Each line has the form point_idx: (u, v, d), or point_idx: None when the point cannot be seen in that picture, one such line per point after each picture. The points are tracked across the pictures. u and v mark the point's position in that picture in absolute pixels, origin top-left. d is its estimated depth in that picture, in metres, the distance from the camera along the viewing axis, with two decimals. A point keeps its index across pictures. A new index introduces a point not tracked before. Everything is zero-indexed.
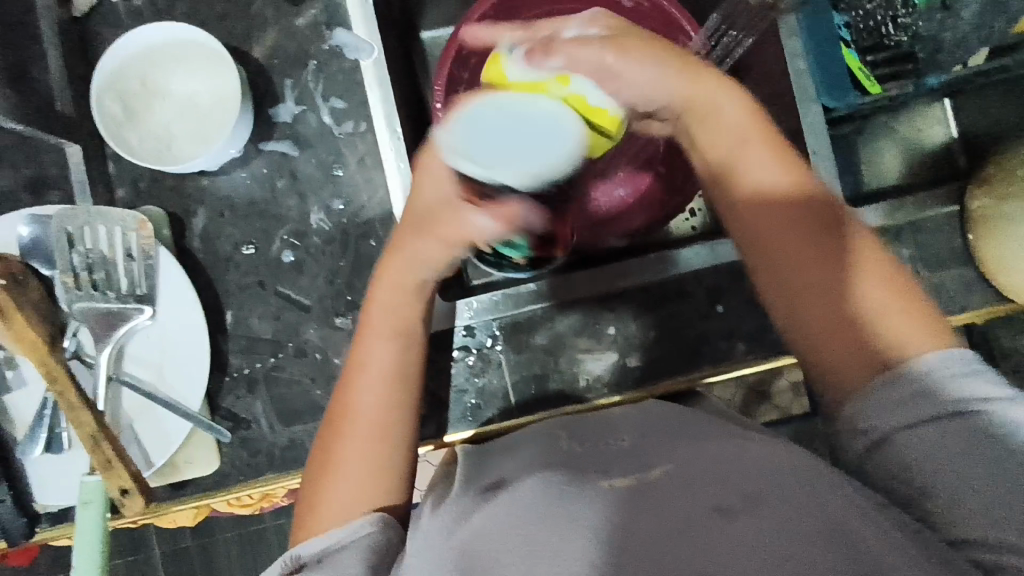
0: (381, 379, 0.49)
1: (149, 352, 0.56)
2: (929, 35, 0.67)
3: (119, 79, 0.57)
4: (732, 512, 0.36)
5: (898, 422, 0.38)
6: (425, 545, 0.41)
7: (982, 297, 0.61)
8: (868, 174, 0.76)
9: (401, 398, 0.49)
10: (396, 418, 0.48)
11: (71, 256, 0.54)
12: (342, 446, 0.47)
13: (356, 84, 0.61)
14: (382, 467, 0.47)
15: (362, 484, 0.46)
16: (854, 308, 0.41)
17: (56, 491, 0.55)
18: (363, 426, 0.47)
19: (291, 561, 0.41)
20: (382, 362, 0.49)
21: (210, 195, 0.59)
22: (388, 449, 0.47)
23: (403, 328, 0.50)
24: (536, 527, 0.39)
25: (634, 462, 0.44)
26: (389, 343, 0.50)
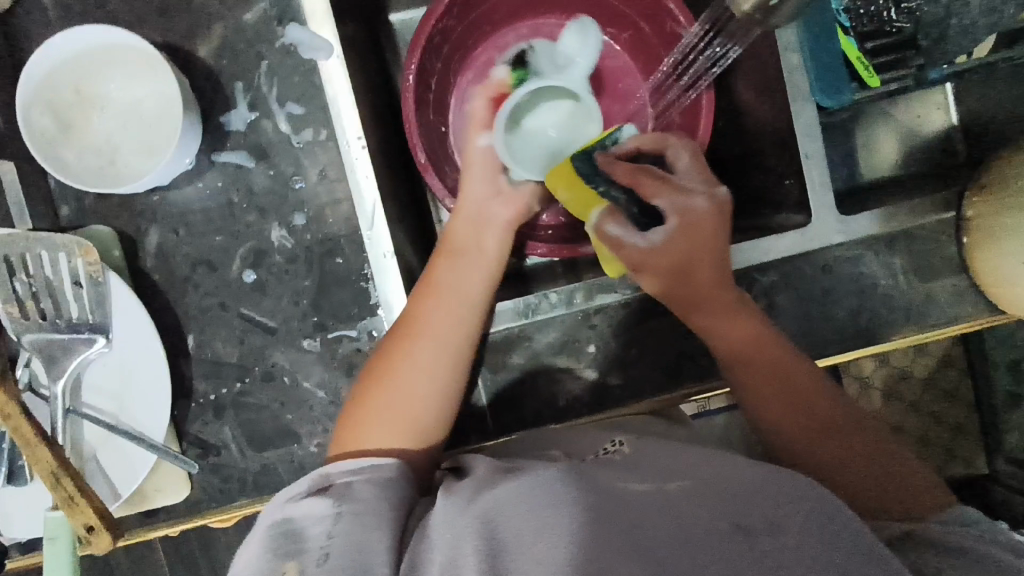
0: (451, 298, 0.51)
1: (108, 381, 0.54)
2: (933, 22, 0.61)
3: (49, 89, 0.52)
4: (750, 531, 0.36)
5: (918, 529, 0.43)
6: (445, 519, 0.40)
7: (972, 307, 0.60)
8: (865, 162, 0.71)
9: (459, 329, 0.51)
10: (457, 343, 0.51)
11: (14, 285, 0.51)
12: (393, 369, 0.50)
13: (314, 88, 0.56)
14: (414, 397, 0.50)
15: (406, 408, 0.49)
16: (874, 467, 0.48)
17: (20, 524, 0.54)
18: (422, 344, 0.50)
19: (319, 479, 0.44)
20: (451, 282, 0.52)
21: (162, 212, 0.56)
22: (427, 375, 0.50)
23: (471, 259, 0.54)
24: (544, 512, 0.37)
25: (638, 471, 0.43)
26: (459, 266, 0.53)
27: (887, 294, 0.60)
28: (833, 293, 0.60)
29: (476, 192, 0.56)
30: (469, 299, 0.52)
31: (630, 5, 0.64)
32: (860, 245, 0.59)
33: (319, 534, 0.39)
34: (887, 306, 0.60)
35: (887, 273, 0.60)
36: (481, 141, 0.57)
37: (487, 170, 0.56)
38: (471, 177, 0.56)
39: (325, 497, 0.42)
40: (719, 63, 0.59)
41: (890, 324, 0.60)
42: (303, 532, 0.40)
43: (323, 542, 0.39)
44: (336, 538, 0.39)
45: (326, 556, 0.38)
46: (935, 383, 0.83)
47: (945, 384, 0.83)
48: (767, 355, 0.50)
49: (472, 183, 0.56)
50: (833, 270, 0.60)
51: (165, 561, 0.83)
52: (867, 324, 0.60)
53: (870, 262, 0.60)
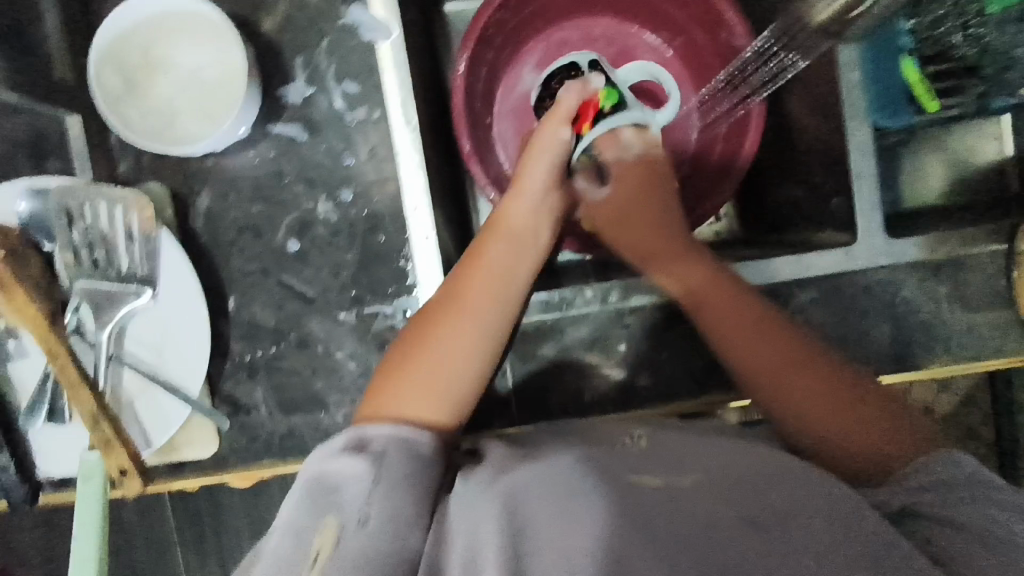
0: (499, 279, 0.50)
1: (150, 334, 0.56)
2: (1000, 51, 0.59)
3: (121, 49, 0.54)
4: (760, 524, 0.37)
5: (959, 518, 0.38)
6: (461, 500, 0.41)
7: (1013, 343, 0.59)
8: (909, 190, 0.70)
9: (503, 316, 0.49)
10: (495, 325, 0.48)
11: (72, 233, 0.53)
12: (429, 345, 0.47)
13: (372, 67, 0.57)
14: (450, 376, 0.46)
15: (435, 385, 0.46)
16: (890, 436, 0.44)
17: (57, 461, 0.56)
18: (462, 321, 0.48)
19: (356, 437, 0.41)
20: (502, 264, 0.50)
21: (214, 175, 0.57)
22: (466, 355, 0.47)
23: (525, 243, 0.52)
24: (563, 503, 0.39)
25: (654, 459, 0.42)
26: (511, 249, 0.51)
27: (925, 321, 0.59)
28: (870, 315, 0.59)
29: (540, 175, 0.54)
30: (517, 281, 0.50)
31: (683, 11, 0.64)
32: (903, 269, 0.59)
33: (358, 494, 0.38)
34: (924, 334, 0.59)
35: (928, 301, 0.59)
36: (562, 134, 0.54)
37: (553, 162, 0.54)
38: (536, 155, 0.54)
39: (359, 457, 0.40)
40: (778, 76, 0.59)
41: (926, 352, 0.59)
42: (339, 491, 0.39)
43: (360, 508, 0.38)
44: (374, 504, 0.38)
45: (366, 519, 0.38)
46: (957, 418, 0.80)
47: (966, 419, 0.80)
48: (770, 332, 0.48)
49: (537, 166, 0.54)
50: (873, 293, 0.59)
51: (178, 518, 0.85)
52: (902, 350, 0.59)
53: (912, 288, 0.59)
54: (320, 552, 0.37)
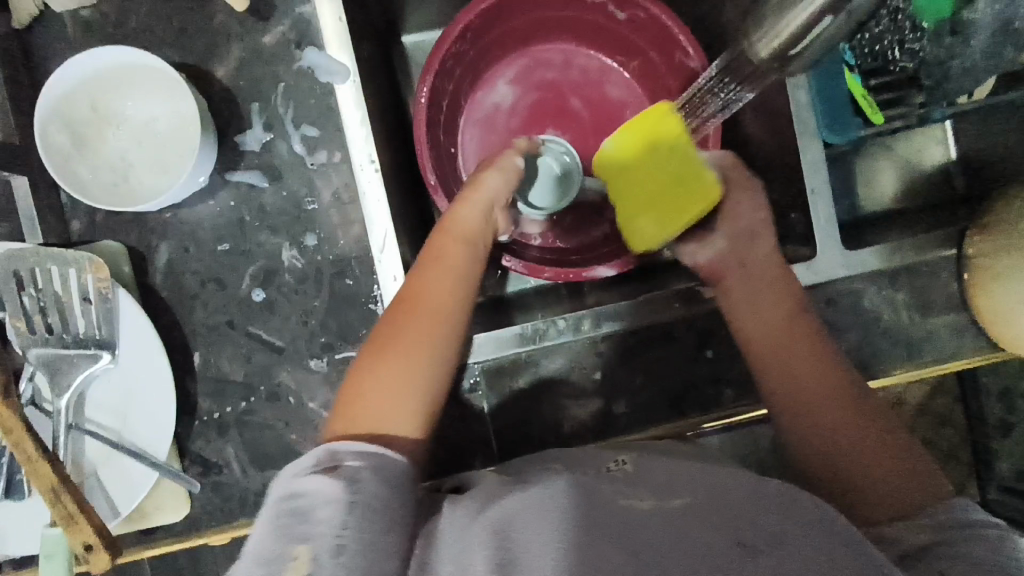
0: (455, 281, 0.49)
1: (112, 398, 0.53)
2: (936, 63, 0.62)
3: (69, 106, 0.52)
4: (758, 550, 0.36)
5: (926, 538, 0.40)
6: (452, 526, 0.40)
7: (972, 343, 0.61)
8: (864, 197, 0.72)
9: (454, 330, 0.48)
10: (457, 324, 0.48)
11: (22, 299, 0.51)
12: (391, 362, 0.45)
13: (330, 111, 0.56)
14: (424, 375, 0.46)
15: (396, 398, 0.44)
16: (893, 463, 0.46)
17: (17, 540, 0.53)
18: (417, 343, 0.46)
19: (327, 458, 0.39)
20: (456, 265, 0.49)
21: (173, 228, 0.56)
22: (438, 356, 0.46)
23: (476, 244, 0.51)
24: (552, 529, 0.37)
25: (637, 484, 0.42)
26: (464, 250, 0.50)
27: (888, 328, 0.61)
28: (836, 326, 0.61)
29: (493, 191, 0.53)
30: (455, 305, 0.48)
31: (639, 36, 0.64)
32: (863, 278, 0.60)
33: (330, 520, 0.36)
34: (888, 341, 0.61)
35: (889, 308, 0.61)
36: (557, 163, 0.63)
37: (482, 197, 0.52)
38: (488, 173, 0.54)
39: (332, 478, 0.38)
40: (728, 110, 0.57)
41: (892, 357, 0.61)
42: (310, 514, 0.36)
43: (334, 534, 0.36)
44: (349, 530, 0.36)
45: (341, 549, 0.35)
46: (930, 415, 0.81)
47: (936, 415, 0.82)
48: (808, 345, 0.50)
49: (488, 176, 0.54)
50: (836, 303, 0.61)
51: None
52: (869, 358, 0.61)
53: (873, 296, 0.61)
54: None
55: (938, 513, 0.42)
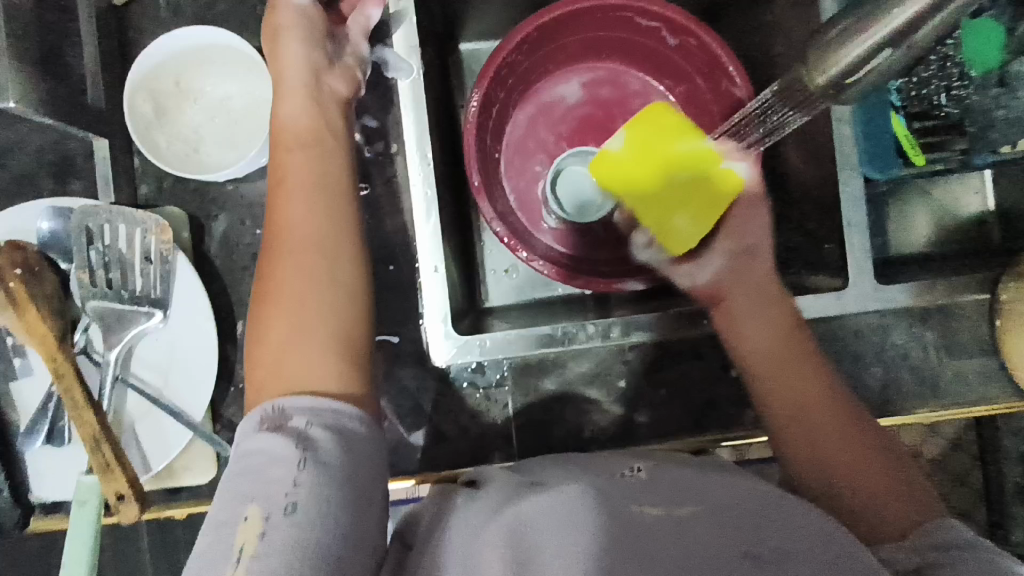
0: (299, 243, 0.41)
1: (158, 356, 0.56)
2: (981, 111, 0.64)
3: (151, 79, 0.55)
4: (761, 560, 0.34)
5: (925, 555, 0.37)
6: (464, 520, 0.41)
7: (1000, 390, 0.61)
8: (898, 240, 0.73)
9: (340, 245, 0.42)
10: (328, 241, 0.42)
11: (89, 253, 0.53)
12: (274, 313, 0.39)
13: (391, 105, 0.59)
14: (323, 315, 0.39)
15: (302, 357, 0.38)
16: (887, 476, 0.43)
17: (53, 483, 0.55)
18: (301, 275, 0.40)
19: (275, 414, 0.36)
20: (301, 219, 0.42)
21: (232, 201, 0.59)
22: (325, 289, 0.40)
23: (329, 185, 0.44)
24: (556, 537, 0.36)
25: (654, 492, 0.40)
26: (311, 197, 0.43)
27: (917, 366, 0.61)
28: (863, 359, 0.61)
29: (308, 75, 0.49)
30: (332, 226, 0.42)
31: (688, 61, 0.66)
32: (894, 315, 0.61)
33: (285, 477, 0.33)
34: (914, 379, 0.61)
35: (919, 347, 0.61)
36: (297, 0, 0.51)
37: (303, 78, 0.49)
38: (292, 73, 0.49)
39: (284, 435, 0.34)
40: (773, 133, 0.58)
41: (918, 397, 0.61)
42: (263, 473, 0.34)
43: (288, 492, 0.33)
44: (302, 488, 0.33)
45: (293, 507, 0.32)
46: (950, 470, 0.78)
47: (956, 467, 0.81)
48: (801, 356, 0.49)
49: (293, 85, 0.49)
50: (866, 337, 0.61)
51: None
52: (893, 395, 0.61)
53: (902, 333, 0.61)
54: (244, 542, 0.32)
55: (938, 529, 0.39)
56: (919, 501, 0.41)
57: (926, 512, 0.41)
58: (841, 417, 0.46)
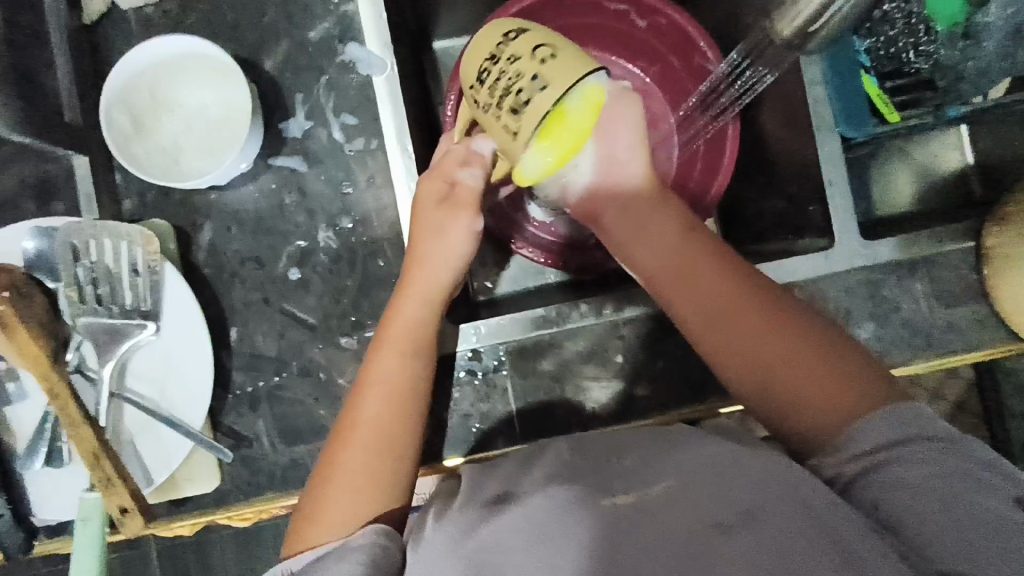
0: (384, 392, 0.47)
1: (152, 367, 0.56)
2: (950, 65, 0.64)
3: (129, 92, 0.57)
4: (731, 530, 0.37)
5: (867, 463, 0.39)
6: (439, 530, 0.41)
7: (995, 335, 0.61)
8: (881, 201, 0.73)
9: (401, 442, 0.46)
10: (393, 444, 0.46)
11: (76, 270, 0.54)
12: (347, 446, 0.45)
13: (368, 101, 0.60)
14: (381, 476, 0.45)
15: (348, 508, 0.44)
16: (843, 375, 0.42)
17: (54, 504, 0.55)
18: (378, 421, 0.46)
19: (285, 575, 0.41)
20: (383, 373, 0.47)
21: (217, 208, 0.59)
22: (389, 468, 0.45)
23: (413, 345, 0.48)
24: (540, 550, 0.38)
25: (632, 474, 0.42)
26: (394, 357, 0.48)
27: (909, 318, 0.61)
28: (856, 316, 0.61)
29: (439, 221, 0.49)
30: (410, 384, 0.48)
31: (659, 41, 0.67)
32: (882, 269, 0.61)
33: None
34: (909, 332, 0.61)
35: (910, 299, 0.61)
36: (466, 177, 0.49)
37: (444, 220, 0.49)
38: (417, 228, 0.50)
39: None
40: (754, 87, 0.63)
41: (913, 348, 0.61)
42: None
43: None
44: None
45: None
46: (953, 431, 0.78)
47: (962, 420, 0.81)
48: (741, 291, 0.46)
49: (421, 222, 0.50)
50: (857, 294, 0.61)
51: None
52: (889, 350, 0.61)
53: (893, 287, 0.61)
54: None
55: (896, 416, 0.39)
56: (861, 387, 0.41)
57: (880, 398, 0.41)
58: (788, 330, 0.44)
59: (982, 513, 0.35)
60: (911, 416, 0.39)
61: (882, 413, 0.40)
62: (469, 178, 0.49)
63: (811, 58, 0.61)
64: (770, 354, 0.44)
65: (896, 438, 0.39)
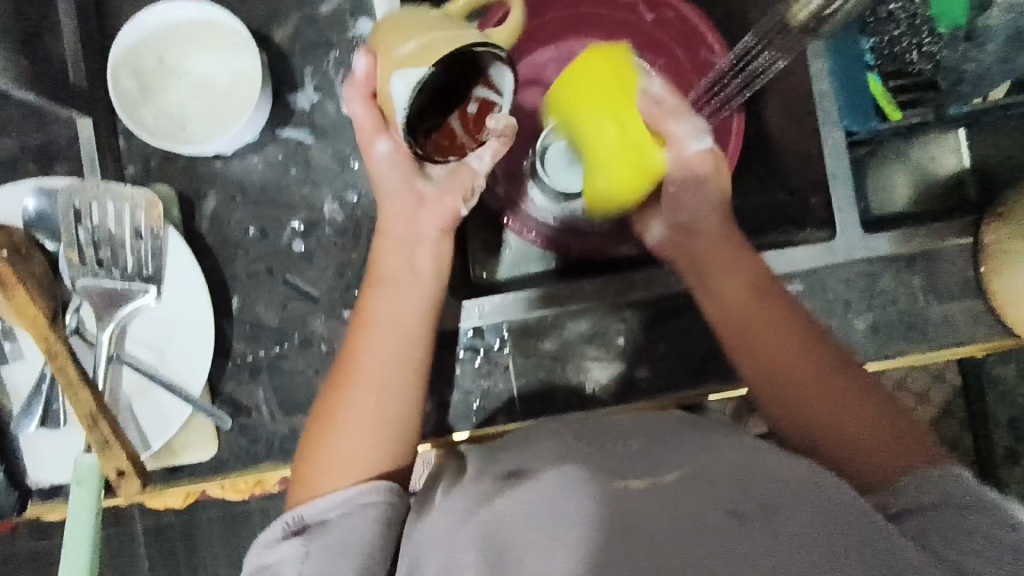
0: (390, 334, 0.49)
1: (152, 333, 0.56)
2: (952, 66, 0.65)
3: (135, 56, 0.56)
4: (748, 519, 0.36)
5: (916, 500, 0.39)
6: (449, 510, 0.42)
7: (987, 331, 0.62)
8: (879, 199, 0.74)
9: (402, 390, 0.48)
10: (398, 378, 0.48)
11: (78, 232, 0.53)
12: (351, 392, 0.48)
13: None
14: (383, 420, 0.47)
15: (368, 446, 0.47)
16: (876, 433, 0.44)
17: (48, 467, 0.55)
18: (380, 368, 0.48)
19: (294, 522, 0.42)
20: (386, 317, 0.49)
21: (222, 177, 0.59)
22: (391, 408, 0.48)
23: (403, 287, 0.50)
24: (545, 528, 0.38)
25: (634, 458, 0.43)
26: (394, 298, 0.50)
27: (905, 312, 0.62)
28: (853, 307, 0.62)
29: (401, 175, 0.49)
30: (409, 331, 0.49)
31: (665, 31, 0.67)
32: (880, 263, 0.62)
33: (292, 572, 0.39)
34: (903, 326, 0.62)
35: (906, 293, 0.62)
36: (377, 150, 0.48)
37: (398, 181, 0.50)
38: (388, 191, 0.50)
39: (298, 539, 0.41)
40: (764, 73, 0.63)
41: (907, 342, 0.62)
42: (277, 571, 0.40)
43: None
44: None
45: None
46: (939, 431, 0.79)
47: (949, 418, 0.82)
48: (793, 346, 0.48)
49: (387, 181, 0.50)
50: (855, 286, 0.62)
51: (150, 558, 0.78)
52: (883, 342, 0.62)
53: (890, 281, 0.62)
54: None
55: (946, 478, 0.40)
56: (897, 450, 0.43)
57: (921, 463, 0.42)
58: (837, 392, 0.46)
59: (1010, 539, 0.36)
60: (953, 473, 0.40)
61: (926, 472, 0.41)
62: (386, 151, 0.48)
63: (814, 53, 0.62)
64: (826, 396, 0.46)
65: (942, 491, 0.39)
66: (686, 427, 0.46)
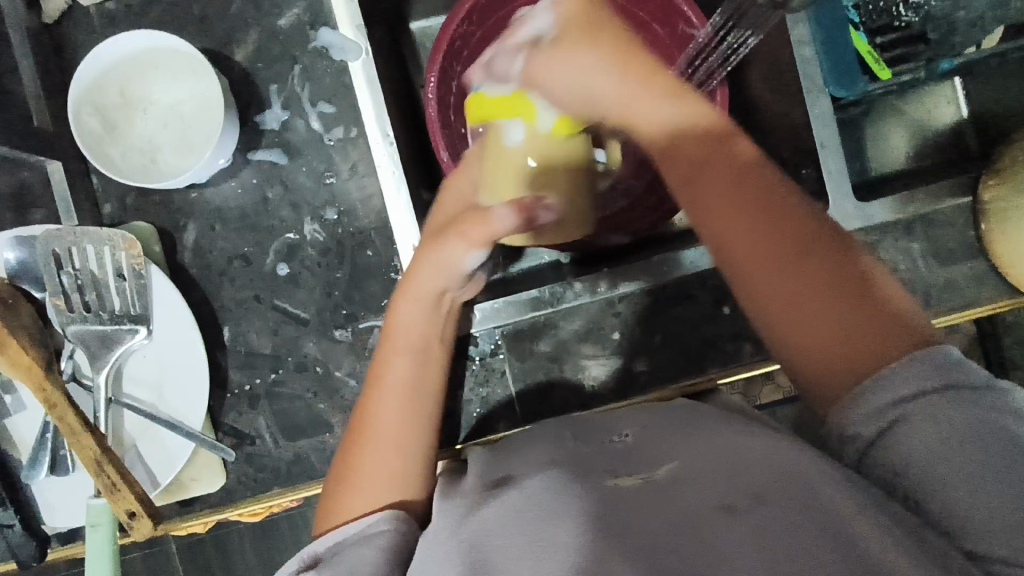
0: (401, 394, 0.49)
1: (148, 372, 0.56)
2: (940, 16, 0.63)
3: (96, 91, 0.56)
4: (739, 510, 0.36)
5: (886, 424, 0.37)
6: (444, 517, 0.42)
7: (993, 290, 0.60)
8: (875, 159, 0.72)
9: (417, 441, 0.48)
10: (412, 434, 0.48)
11: (61, 278, 0.54)
12: (368, 450, 0.47)
13: (345, 87, 0.58)
14: (406, 473, 0.47)
15: (383, 494, 0.46)
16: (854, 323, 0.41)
17: (63, 513, 0.55)
18: (393, 427, 0.48)
19: (308, 557, 0.41)
20: (402, 378, 0.50)
21: (200, 207, 0.58)
22: (409, 455, 0.47)
23: (421, 350, 0.51)
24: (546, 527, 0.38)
25: (635, 461, 0.43)
26: (410, 360, 0.51)
27: (907, 278, 0.61)
28: None
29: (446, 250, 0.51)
30: (423, 387, 0.50)
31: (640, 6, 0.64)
32: (877, 231, 0.61)
33: None
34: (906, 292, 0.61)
35: (906, 258, 0.61)
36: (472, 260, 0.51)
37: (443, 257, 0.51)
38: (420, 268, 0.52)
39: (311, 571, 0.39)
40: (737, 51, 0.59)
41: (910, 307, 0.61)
42: None
43: None
44: None
45: None
46: None
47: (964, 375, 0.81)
48: (767, 225, 0.44)
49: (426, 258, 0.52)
50: None
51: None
52: None
53: (889, 248, 0.61)
54: None
55: (917, 360, 0.38)
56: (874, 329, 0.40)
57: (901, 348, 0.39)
58: (824, 282, 0.42)
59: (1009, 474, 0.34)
60: (928, 358, 0.38)
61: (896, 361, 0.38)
62: (471, 262, 0.52)
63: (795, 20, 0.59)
64: (816, 294, 0.42)
65: (917, 390, 0.37)
66: (684, 423, 0.46)
